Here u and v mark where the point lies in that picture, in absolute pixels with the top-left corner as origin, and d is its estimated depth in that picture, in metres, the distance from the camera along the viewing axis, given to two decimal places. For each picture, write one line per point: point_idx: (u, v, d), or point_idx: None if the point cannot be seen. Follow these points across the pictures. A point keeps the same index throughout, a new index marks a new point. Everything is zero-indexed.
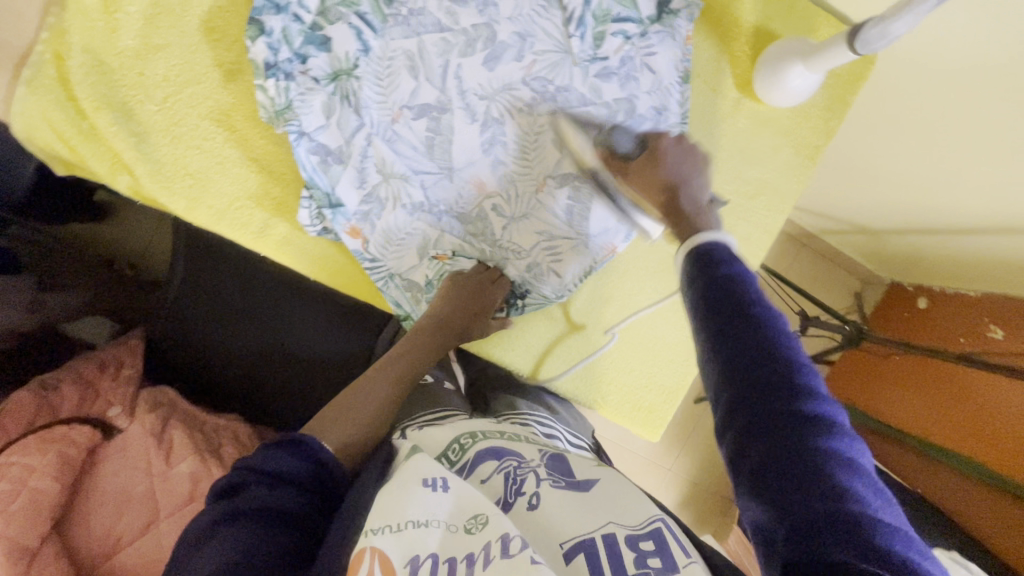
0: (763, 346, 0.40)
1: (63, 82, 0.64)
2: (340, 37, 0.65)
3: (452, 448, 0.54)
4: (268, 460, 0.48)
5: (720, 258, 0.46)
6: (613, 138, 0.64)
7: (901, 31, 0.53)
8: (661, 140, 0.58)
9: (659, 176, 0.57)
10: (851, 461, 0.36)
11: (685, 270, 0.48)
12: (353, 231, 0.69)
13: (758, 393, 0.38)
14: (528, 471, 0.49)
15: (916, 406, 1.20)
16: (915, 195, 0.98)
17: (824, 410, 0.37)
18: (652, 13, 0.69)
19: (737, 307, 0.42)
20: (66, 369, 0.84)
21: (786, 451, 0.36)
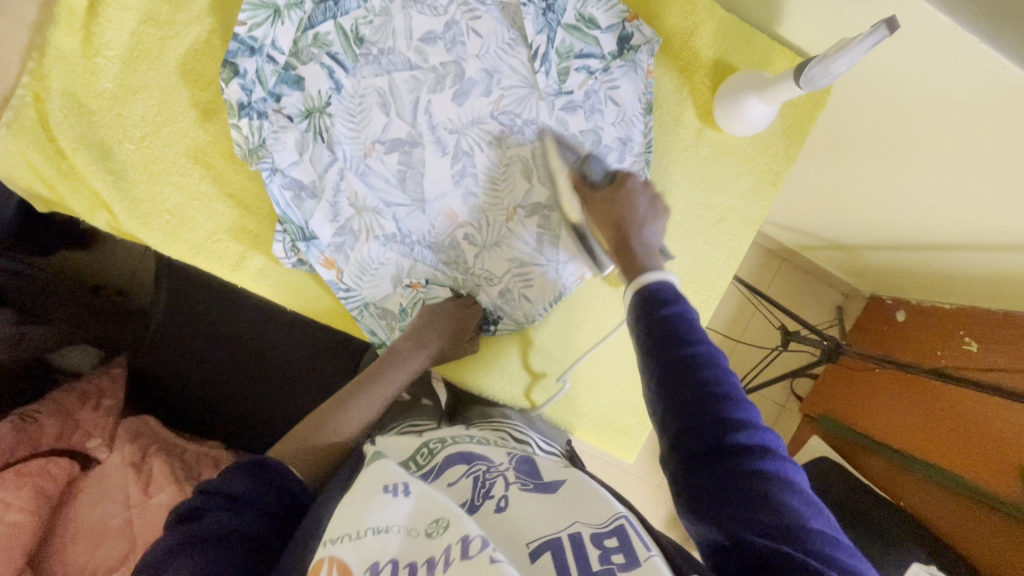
0: (697, 386, 0.44)
1: (43, 124, 0.66)
2: (312, 76, 0.68)
3: (421, 451, 0.55)
4: (229, 485, 0.49)
5: (664, 296, 0.52)
6: (587, 165, 0.68)
7: (841, 69, 0.58)
8: (629, 179, 0.65)
9: (618, 211, 0.64)
10: (792, 483, 0.41)
11: (632, 308, 0.53)
12: (328, 262, 0.70)
13: (698, 433, 0.43)
14: (497, 475, 0.50)
15: (897, 415, 1.21)
16: (884, 214, 1.01)
17: (758, 437, 0.42)
18: (614, 49, 0.71)
19: (673, 350, 0.47)
20: (48, 400, 0.83)
21: (731, 479, 0.40)
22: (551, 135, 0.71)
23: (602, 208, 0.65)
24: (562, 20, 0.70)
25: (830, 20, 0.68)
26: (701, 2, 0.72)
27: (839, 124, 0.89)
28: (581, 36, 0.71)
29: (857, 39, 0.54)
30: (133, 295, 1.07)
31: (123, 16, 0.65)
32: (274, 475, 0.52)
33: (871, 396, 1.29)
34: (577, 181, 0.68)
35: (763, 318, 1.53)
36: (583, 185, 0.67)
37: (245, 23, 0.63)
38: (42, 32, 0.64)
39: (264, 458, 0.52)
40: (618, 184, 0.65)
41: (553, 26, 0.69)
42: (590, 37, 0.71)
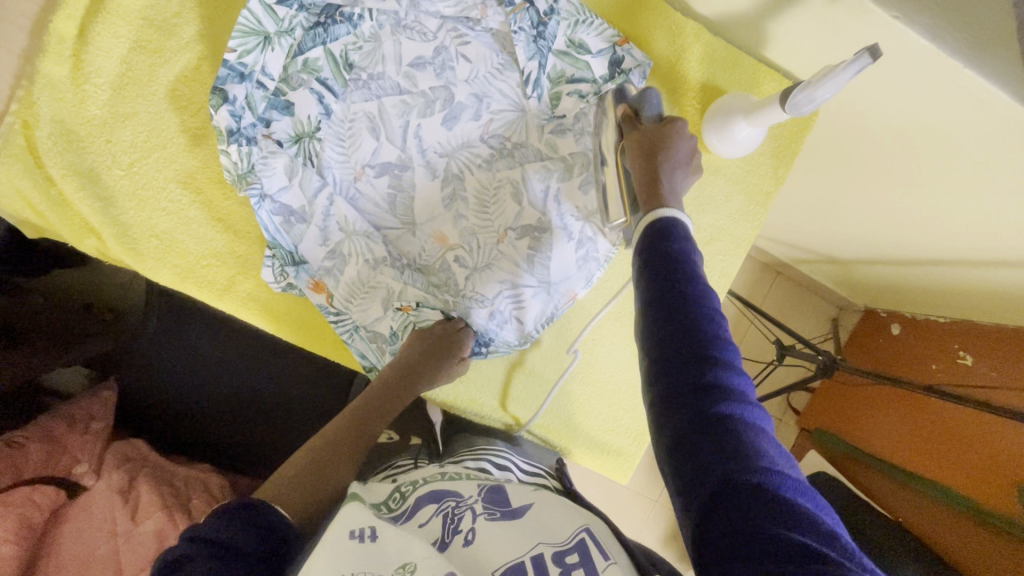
0: (686, 319, 0.44)
1: (32, 151, 0.66)
2: (302, 101, 0.68)
3: (392, 496, 0.53)
4: (215, 530, 0.48)
5: (672, 233, 0.51)
6: (646, 99, 0.65)
7: (825, 96, 0.58)
8: (678, 120, 0.63)
9: (657, 147, 0.61)
10: (763, 429, 0.41)
11: (641, 238, 0.53)
12: (317, 286, 0.70)
13: (679, 363, 0.43)
14: (466, 508, 0.49)
15: (892, 433, 1.20)
16: (876, 230, 1.01)
17: (739, 381, 0.42)
18: (605, 73, 0.71)
19: (668, 281, 0.46)
20: (34, 425, 0.81)
21: (705, 412, 0.41)
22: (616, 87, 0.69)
23: (637, 138, 0.62)
24: (552, 45, 0.70)
25: (814, 43, 0.68)
26: (688, 26, 0.73)
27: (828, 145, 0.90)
28: (571, 62, 0.71)
29: (840, 67, 0.54)
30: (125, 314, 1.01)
31: (113, 44, 0.66)
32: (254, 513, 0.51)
33: (867, 412, 1.28)
34: (628, 112, 0.65)
35: (758, 332, 1.52)
36: (631, 118, 0.64)
37: (234, 50, 0.63)
38: (32, 60, 0.64)
39: (249, 503, 0.52)
40: (668, 122, 0.63)
41: (544, 52, 0.69)
42: (580, 62, 0.70)
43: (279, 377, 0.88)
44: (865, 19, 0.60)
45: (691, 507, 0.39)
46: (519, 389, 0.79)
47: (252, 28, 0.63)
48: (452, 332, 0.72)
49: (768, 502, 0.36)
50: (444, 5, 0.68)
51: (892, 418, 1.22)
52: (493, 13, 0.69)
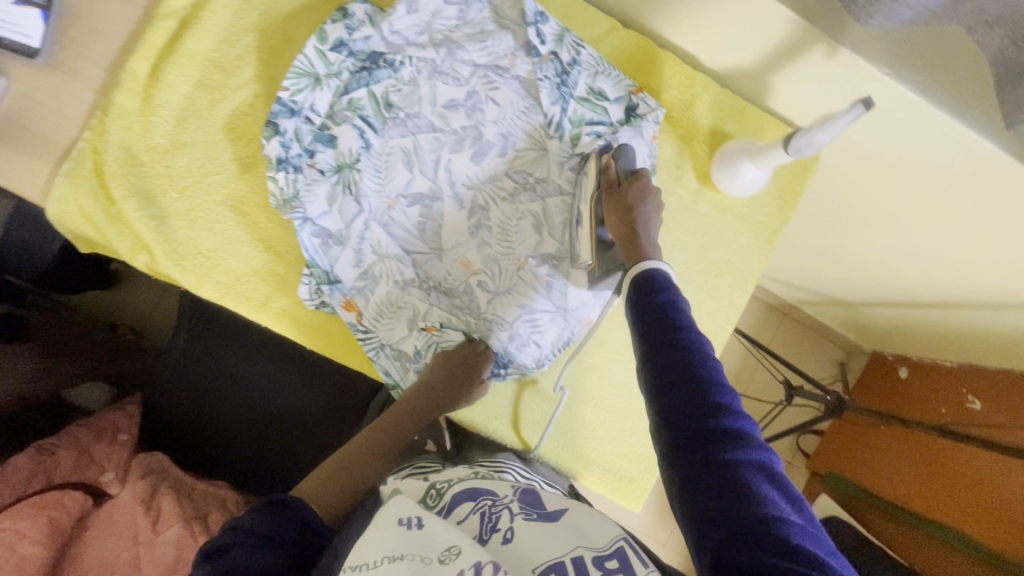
0: (686, 370, 0.49)
1: (98, 174, 0.72)
2: (345, 136, 0.74)
3: (429, 493, 0.57)
4: (254, 520, 0.54)
5: (659, 283, 0.56)
6: (620, 155, 0.72)
7: (825, 139, 0.63)
8: (644, 179, 0.68)
9: (629, 203, 0.67)
10: (768, 470, 0.44)
11: (631, 291, 0.58)
12: (348, 305, 0.74)
13: (685, 414, 0.47)
14: (502, 508, 0.53)
15: (903, 471, 1.21)
16: (881, 273, 1.05)
17: (739, 424, 0.46)
18: (621, 118, 0.78)
19: (662, 334, 0.51)
20: (65, 434, 0.86)
21: (711, 458, 0.44)
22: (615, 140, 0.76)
23: (614, 200, 0.68)
24: (574, 93, 0.77)
25: (812, 93, 0.75)
26: (698, 77, 0.80)
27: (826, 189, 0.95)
28: (592, 106, 0.77)
29: (838, 115, 0.60)
30: (145, 335, 1.10)
31: (180, 81, 0.73)
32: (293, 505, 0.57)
33: (881, 451, 1.28)
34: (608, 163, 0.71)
35: (766, 372, 1.54)
36: (609, 175, 0.70)
37: (288, 89, 0.71)
38: (108, 93, 0.72)
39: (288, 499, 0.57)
40: (635, 178, 0.69)
41: (566, 97, 0.76)
42: (598, 107, 0.77)
43: (300, 395, 0.91)
44: (857, 73, 0.67)
45: (706, 549, 0.42)
46: (532, 412, 0.82)
47: (305, 70, 0.71)
48: (473, 358, 0.76)
49: (776, 545, 0.39)
50: (477, 55, 0.76)
51: (904, 457, 1.22)
52: (523, 63, 0.77)
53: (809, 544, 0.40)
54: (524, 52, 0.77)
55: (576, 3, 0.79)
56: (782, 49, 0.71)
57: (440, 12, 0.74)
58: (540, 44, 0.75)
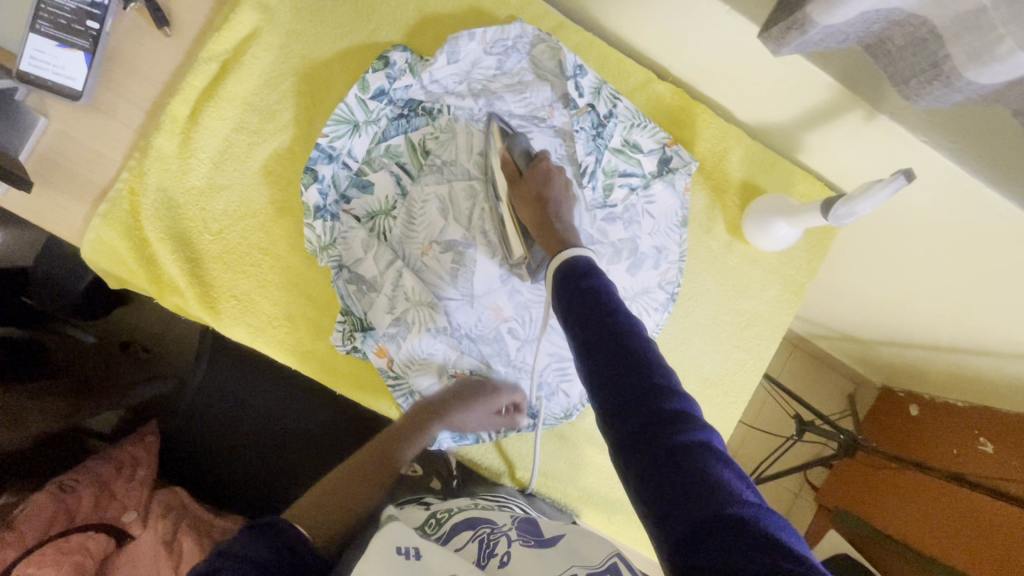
0: (621, 355, 0.46)
1: (134, 215, 0.72)
2: (382, 182, 0.75)
3: (429, 522, 0.65)
4: (243, 546, 0.50)
5: (583, 269, 0.54)
6: (513, 141, 0.73)
7: (865, 211, 0.63)
8: (542, 161, 0.70)
9: (536, 189, 0.69)
10: (716, 448, 0.42)
11: (558, 278, 0.55)
12: (380, 351, 0.74)
13: (625, 405, 0.44)
14: (500, 535, 0.58)
15: (899, 507, 1.26)
16: (898, 319, 1.06)
17: (680, 404, 0.43)
18: (655, 169, 0.79)
19: (594, 320, 0.49)
20: (83, 470, 0.85)
21: (658, 444, 0.42)
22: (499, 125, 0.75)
23: (521, 192, 0.69)
24: (609, 144, 0.77)
25: (846, 151, 0.76)
26: (730, 131, 0.81)
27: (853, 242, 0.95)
28: (625, 158, 0.79)
29: (877, 185, 0.60)
30: (158, 352, 1.10)
31: (218, 124, 0.73)
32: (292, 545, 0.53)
33: (883, 492, 1.32)
34: (504, 157, 0.72)
35: (776, 406, 1.54)
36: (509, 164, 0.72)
37: (327, 135, 0.71)
38: (146, 135, 0.72)
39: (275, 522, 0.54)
40: (535, 163, 0.71)
41: (601, 149, 0.77)
42: (632, 159, 0.79)
43: (320, 433, 0.91)
44: (893, 139, 0.68)
45: (669, 543, 0.39)
46: (557, 460, 0.82)
47: (344, 118, 0.72)
48: (494, 391, 0.74)
49: (739, 527, 0.36)
50: (516, 105, 0.76)
51: (900, 494, 1.27)
52: (560, 114, 0.76)
53: (769, 522, 0.37)
54: (562, 104, 0.76)
55: (613, 54, 0.79)
56: (819, 110, 0.72)
57: (478, 62, 0.75)
58: (578, 97, 0.75)
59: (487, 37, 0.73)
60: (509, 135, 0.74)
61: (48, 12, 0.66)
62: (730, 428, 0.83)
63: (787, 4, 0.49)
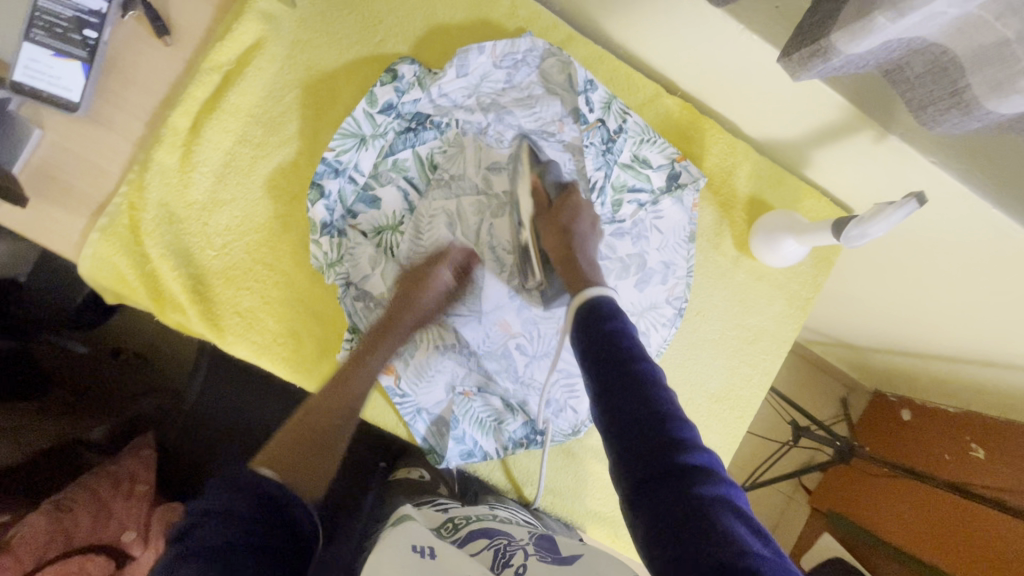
0: (639, 404, 0.47)
1: (134, 230, 0.70)
2: (389, 197, 0.74)
3: (445, 526, 0.67)
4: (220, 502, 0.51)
5: (606, 313, 0.55)
6: (546, 169, 0.73)
7: (878, 233, 0.63)
8: (574, 196, 0.71)
9: (564, 222, 0.69)
10: (730, 502, 0.42)
11: (578, 320, 0.57)
12: (388, 368, 0.73)
13: (643, 455, 0.45)
14: (515, 545, 0.60)
15: (884, 507, 1.31)
16: (896, 330, 1.06)
17: (696, 456, 0.44)
18: (664, 185, 0.79)
19: (613, 365, 0.50)
20: (77, 486, 0.81)
21: (671, 494, 0.43)
22: (528, 143, 0.74)
23: (550, 221, 0.70)
24: (618, 159, 0.77)
25: (853, 168, 0.76)
26: (739, 147, 0.81)
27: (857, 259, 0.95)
28: (634, 173, 0.78)
29: (890, 208, 0.60)
30: (153, 360, 1.04)
31: (221, 137, 0.71)
32: (280, 494, 0.54)
33: (868, 491, 1.37)
34: (535, 185, 0.73)
35: (773, 411, 1.56)
36: (540, 193, 0.72)
37: (334, 149, 0.70)
38: (147, 148, 0.70)
39: (245, 472, 0.55)
40: (565, 196, 0.71)
41: (610, 165, 0.76)
42: (642, 174, 0.78)
43: None
44: (902, 158, 0.68)
45: None
46: (565, 476, 0.82)
47: (352, 131, 0.71)
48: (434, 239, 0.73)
49: None
50: (526, 120, 0.75)
51: (885, 494, 1.32)
52: (570, 129, 0.75)
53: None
54: (572, 118, 0.75)
55: (623, 68, 0.79)
56: (828, 129, 0.72)
57: (487, 75, 0.74)
58: (589, 112, 0.75)
59: (497, 51, 0.72)
60: (541, 163, 0.74)
61: (44, 21, 0.64)
62: (735, 443, 0.83)
63: (807, 30, 0.49)
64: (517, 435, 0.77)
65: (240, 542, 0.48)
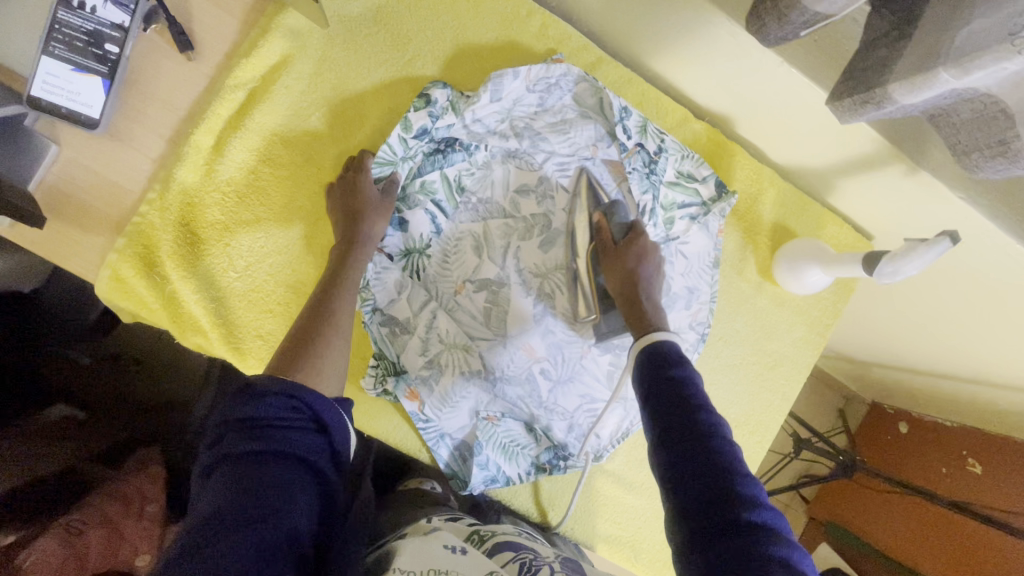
0: (706, 457, 0.47)
1: (153, 251, 0.68)
2: (417, 221, 0.73)
3: (473, 537, 0.66)
4: (253, 407, 0.50)
5: (670, 358, 0.56)
6: (617, 207, 0.73)
7: (911, 271, 0.63)
8: (643, 239, 0.70)
9: (627, 263, 0.69)
10: (799, 570, 0.42)
11: (640, 363, 0.57)
12: (412, 394, 0.72)
13: (704, 508, 0.46)
14: (542, 563, 0.58)
15: (883, 515, 1.33)
16: (900, 351, 1.03)
17: (763, 517, 0.44)
18: (712, 195, 0.78)
19: (678, 414, 0.50)
20: (88, 507, 0.79)
21: (737, 552, 0.42)
22: (589, 176, 0.74)
23: (615, 262, 0.69)
24: (663, 178, 0.77)
25: (878, 200, 0.77)
26: (764, 173, 0.81)
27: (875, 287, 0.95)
28: (682, 189, 0.78)
29: (922, 247, 0.60)
30: (151, 365, 0.98)
31: (246, 156, 0.70)
32: (315, 406, 0.52)
33: (859, 496, 1.40)
34: (601, 224, 0.72)
35: None
36: (607, 232, 0.71)
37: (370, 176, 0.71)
38: (168, 166, 0.67)
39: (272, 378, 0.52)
40: (632, 237, 0.70)
41: (657, 186, 0.76)
42: (690, 190, 0.78)
43: None
44: (932, 194, 0.67)
45: None
46: (583, 501, 0.81)
47: (387, 158, 0.71)
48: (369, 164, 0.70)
49: None
50: (560, 145, 0.75)
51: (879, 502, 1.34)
52: (606, 152, 0.75)
53: None
54: (607, 142, 0.75)
55: (652, 91, 0.78)
56: (857, 160, 0.72)
57: (520, 99, 0.74)
58: (626, 139, 0.75)
59: (531, 75, 0.72)
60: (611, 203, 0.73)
61: (63, 34, 0.62)
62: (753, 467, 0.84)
63: (860, 77, 0.50)
64: (540, 460, 0.77)
65: (268, 464, 0.47)
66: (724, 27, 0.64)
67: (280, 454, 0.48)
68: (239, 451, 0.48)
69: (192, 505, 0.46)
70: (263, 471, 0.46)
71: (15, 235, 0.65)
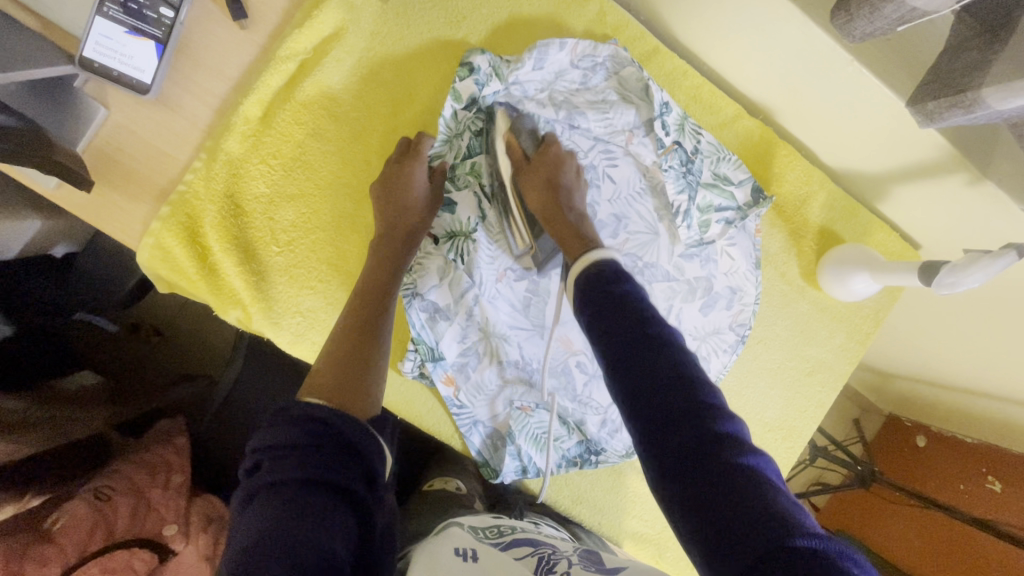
0: (664, 369, 0.42)
1: (196, 222, 0.67)
2: (464, 202, 0.69)
3: (492, 529, 0.65)
4: (274, 433, 0.49)
5: (613, 275, 0.51)
6: (517, 126, 0.69)
7: (973, 283, 0.60)
8: (552, 147, 0.67)
9: (549, 176, 0.66)
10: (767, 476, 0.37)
11: (582, 285, 0.52)
12: (449, 379, 0.72)
13: (665, 426, 0.40)
14: (560, 557, 0.56)
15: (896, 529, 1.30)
16: (933, 363, 1.00)
17: (729, 426, 0.39)
18: (748, 200, 0.76)
19: (629, 332, 0.45)
20: (116, 475, 0.79)
21: (711, 468, 0.38)
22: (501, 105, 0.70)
23: (532, 174, 0.66)
24: (700, 179, 0.75)
25: (932, 209, 0.75)
26: (815, 174, 0.79)
27: (914, 302, 0.93)
28: (719, 191, 0.75)
29: (986, 259, 0.58)
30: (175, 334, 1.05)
31: (293, 130, 0.69)
32: (347, 434, 0.50)
33: (872, 508, 1.38)
34: (511, 142, 0.68)
35: None
36: (515, 146, 0.68)
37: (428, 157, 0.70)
38: (215, 136, 0.66)
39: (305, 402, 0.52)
40: (544, 148, 0.68)
41: (693, 186, 0.74)
42: (727, 193, 0.75)
43: None
44: (994, 206, 0.65)
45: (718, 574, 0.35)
46: (610, 496, 0.80)
47: None
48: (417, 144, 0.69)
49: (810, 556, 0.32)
50: (597, 124, 0.72)
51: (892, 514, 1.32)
52: (640, 142, 0.73)
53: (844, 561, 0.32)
54: (643, 130, 0.73)
55: (707, 85, 0.76)
56: (916, 167, 0.70)
57: (564, 73, 0.72)
58: (664, 135, 0.72)
59: (578, 49, 0.71)
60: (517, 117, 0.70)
61: None
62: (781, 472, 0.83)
63: (946, 80, 0.48)
64: (572, 454, 0.77)
65: (296, 482, 0.44)
66: (794, 22, 0.62)
67: (312, 479, 0.45)
68: (280, 478, 0.45)
69: (233, 534, 0.44)
70: (298, 492, 0.44)
71: (63, 198, 0.64)
